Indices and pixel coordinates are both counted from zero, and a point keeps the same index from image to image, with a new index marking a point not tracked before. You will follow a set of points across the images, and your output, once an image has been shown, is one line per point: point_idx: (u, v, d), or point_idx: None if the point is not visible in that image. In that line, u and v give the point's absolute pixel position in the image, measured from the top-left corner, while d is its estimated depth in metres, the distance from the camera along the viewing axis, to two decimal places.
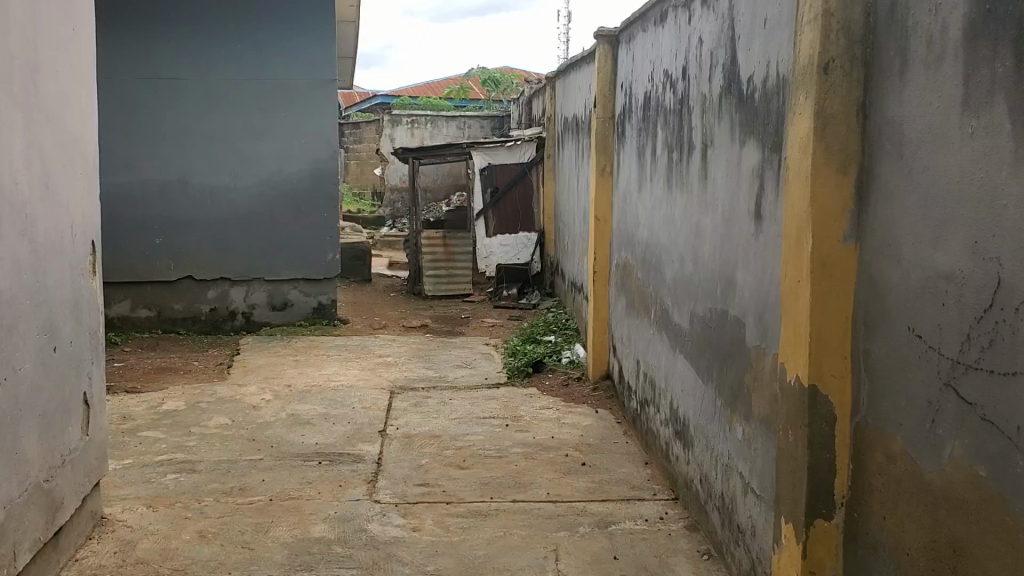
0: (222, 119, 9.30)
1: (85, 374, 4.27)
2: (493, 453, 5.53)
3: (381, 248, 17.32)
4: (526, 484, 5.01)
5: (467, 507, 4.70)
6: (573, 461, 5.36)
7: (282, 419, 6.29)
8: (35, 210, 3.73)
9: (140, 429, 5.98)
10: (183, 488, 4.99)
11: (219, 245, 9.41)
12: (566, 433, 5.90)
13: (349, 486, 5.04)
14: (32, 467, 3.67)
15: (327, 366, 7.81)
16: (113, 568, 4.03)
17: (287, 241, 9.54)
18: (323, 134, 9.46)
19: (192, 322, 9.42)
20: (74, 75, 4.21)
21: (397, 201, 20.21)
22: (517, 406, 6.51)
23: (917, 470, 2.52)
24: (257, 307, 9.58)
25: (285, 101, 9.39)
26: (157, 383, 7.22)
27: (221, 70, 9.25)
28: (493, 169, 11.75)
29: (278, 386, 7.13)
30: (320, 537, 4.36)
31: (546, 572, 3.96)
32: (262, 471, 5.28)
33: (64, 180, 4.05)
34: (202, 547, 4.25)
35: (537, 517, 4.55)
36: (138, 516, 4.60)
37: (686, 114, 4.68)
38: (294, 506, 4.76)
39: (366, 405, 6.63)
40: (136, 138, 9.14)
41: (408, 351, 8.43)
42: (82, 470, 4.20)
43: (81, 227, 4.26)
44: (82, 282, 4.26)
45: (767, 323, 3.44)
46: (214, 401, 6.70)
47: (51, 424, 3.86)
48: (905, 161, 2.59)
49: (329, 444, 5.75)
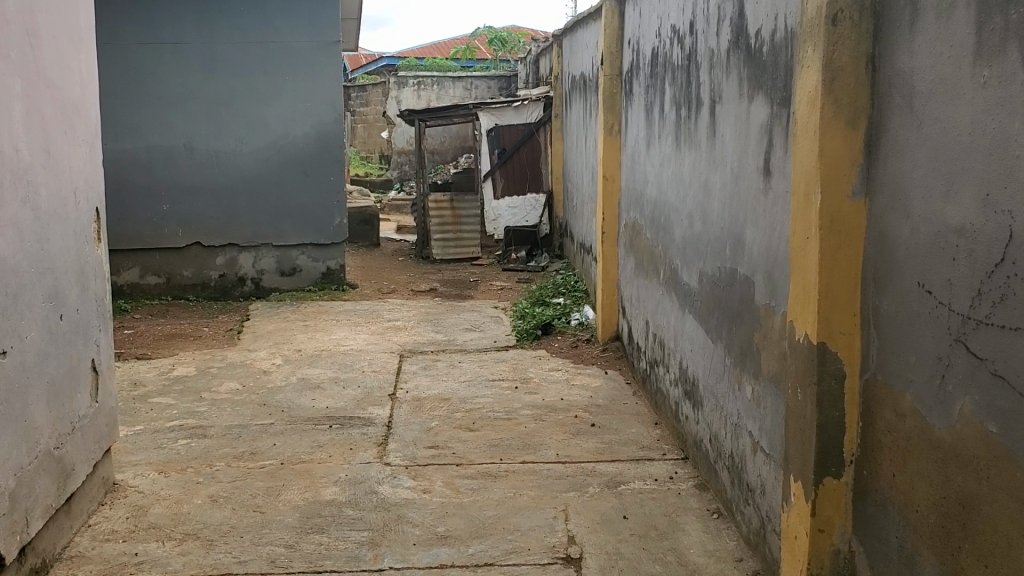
0: (226, 84, 9.23)
1: (93, 341, 4.28)
2: (502, 415, 5.53)
3: (388, 212, 17.28)
4: (536, 446, 5.01)
5: (477, 469, 4.71)
6: (582, 422, 5.36)
7: (292, 383, 6.31)
8: (38, 177, 3.72)
9: (151, 395, 6.01)
10: (195, 453, 5.02)
11: (227, 212, 9.38)
12: (575, 394, 5.90)
13: (359, 449, 5.06)
14: (42, 435, 3.69)
15: (335, 331, 7.82)
16: (126, 533, 4.06)
17: (293, 206, 9.51)
18: (329, 97, 9.39)
19: (203, 289, 9.44)
20: (73, 40, 4.17)
21: (405, 164, 20.11)
22: (526, 368, 6.51)
23: (927, 428, 2.49)
24: (265, 273, 9.59)
25: (289, 64, 9.31)
26: (167, 350, 7.25)
27: (225, 34, 9.16)
28: (500, 129, 11.68)
29: (288, 351, 7.14)
30: (331, 500, 4.38)
31: (556, 532, 3.97)
32: (273, 435, 5.30)
33: (66, 146, 4.03)
34: (214, 511, 4.28)
35: (547, 478, 4.56)
36: (150, 481, 4.63)
37: (693, 70, 4.60)
38: (305, 469, 4.78)
39: (375, 368, 6.64)
40: (140, 105, 9.12)
41: (417, 315, 8.44)
42: (93, 436, 4.22)
43: (84, 194, 4.25)
44: (88, 249, 4.26)
45: (776, 280, 3.40)
46: (224, 366, 6.72)
47: (60, 392, 3.88)
48: (915, 113, 2.53)
49: (339, 408, 5.77)
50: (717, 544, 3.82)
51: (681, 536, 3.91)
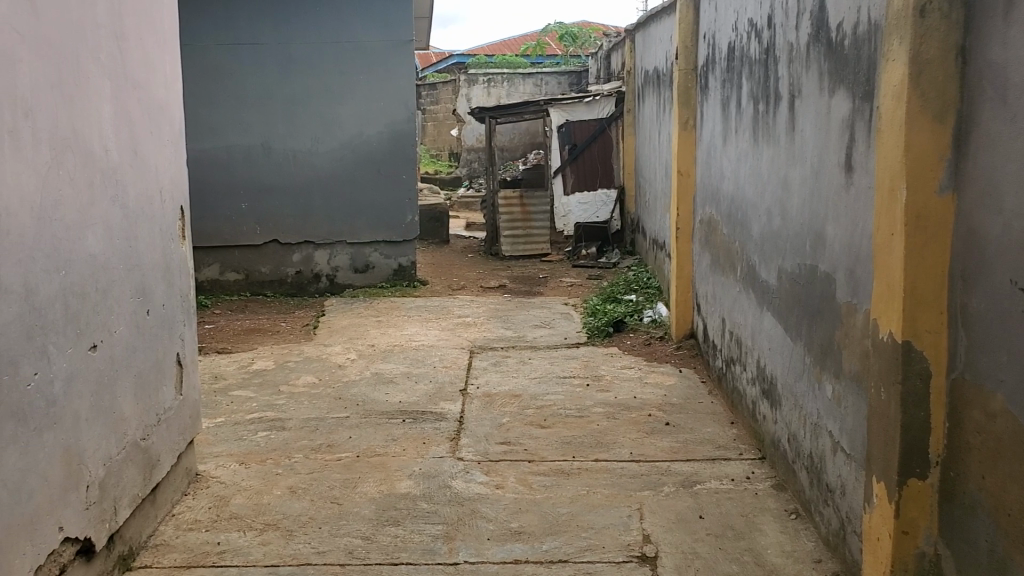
0: (302, 83, 9.39)
1: (177, 336, 4.40)
2: (575, 413, 5.53)
3: (458, 209, 17.40)
4: (609, 444, 5.00)
5: (551, 465, 4.72)
6: (656, 421, 5.33)
7: (366, 377, 6.41)
8: (126, 177, 3.84)
9: (231, 388, 6.16)
10: (274, 445, 5.13)
11: (301, 210, 9.55)
12: (649, 393, 5.87)
13: (433, 443, 5.11)
14: (130, 426, 3.81)
15: (408, 326, 7.91)
16: (208, 522, 4.17)
17: (366, 203, 9.63)
18: (401, 96, 9.49)
19: (279, 285, 9.63)
20: (159, 43, 4.29)
21: (475, 161, 20.21)
22: (598, 366, 6.50)
23: (1019, 429, 2.42)
24: (339, 270, 9.74)
25: (363, 64, 9.43)
26: (246, 344, 7.43)
27: (301, 34, 9.33)
28: (570, 126, 11.78)
29: (362, 346, 7.25)
30: (406, 494, 4.44)
31: (631, 530, 3.96)
32: (348, 429, 5.38)
33: (152, 146, 4.15)
34: (293, 502, 4.37)
35: (621, 476, 4.55)
36: (231, 472, 4.75)
37: (772, 64, 4.54)
38: (381, 462, 4.85)
39: (447, 364, 6.70)
40: (219, 104, 9.34)
41: (488, 311, 8.50)
42: (177, 427, 4.35)
43: (170, 193, 4.37)
44: (173, 247, 4.38)
45: (859, 277, 3.33)
46: (301, 361, 6.85)
47: (146, 384, 4.00)
48: (1008, 106, 2.46)
49: (413, 403, 5.83)
50: (795, 546, 3.77)
51: (758, 536, 3.87)
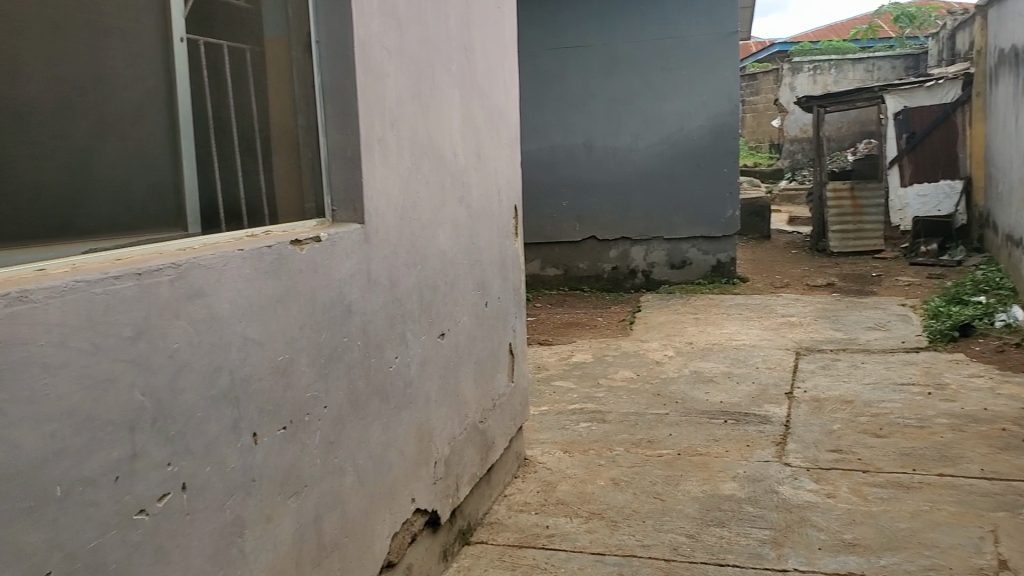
0: (623, 82, 9.57)
1: (510, 326, 4.66)
2: (915, 422, 5.16)
3: (779, 204, 16.82)
4: (957, 458, 4.60)
5: (888, 477, 4.44)
6: (1012, 436, 4.83)
7: (686, 374, 6.41)
8: (472, 176, 4.13)
9: (553, 378, 6.45)
10: (596, 436, 5.29)
11: (622, 206, 9.73)
12: (1003, 405, 5.33)
13: (758, 446, 5.00)
14: (471, 411, 4.11)
15: (728, 324, 7.81)
16: (537, 506, 4.39)
17: (687, 200, 9.59)
18: (724, 89, 9.35)
19: (596, 280, 9.90)
20: (502, 49, 4.58)
21: (797, 153, 19.43)
22: (941, 373, 6.02)
23: None
24: (656, 266, 9.81)
25: (687, 58, 9.41)
26: (566, 336, 7.73)
27: (624, 33, 9.50)
28: (910, 113, 11.35)
29: (680, 343, 7.26)
30: (730, 495, 4.38)
31: (984, 553, 3.63)
32: (670, 425, 5.42)
33: (494, 146, 4.44)
34: (616, 494, 4.47)
35: (971, 494, 4.17)
36: (556, 459, 4.97)
37: None
38: (703, 461, 4.83)
39: (771, 364, 6.53)
40: (544, 105, 9.75)
41: (814, 311, 8.17)
42: (509, 413, 4.61)
43: (508, 190, 4.65)
44: (509, 243, 4.66)
45: None
46: (619, 354, 7.01)
47: (485, 372, 4.29)
48: None
49: (735, 403, 5.75)
50: None
51: None
